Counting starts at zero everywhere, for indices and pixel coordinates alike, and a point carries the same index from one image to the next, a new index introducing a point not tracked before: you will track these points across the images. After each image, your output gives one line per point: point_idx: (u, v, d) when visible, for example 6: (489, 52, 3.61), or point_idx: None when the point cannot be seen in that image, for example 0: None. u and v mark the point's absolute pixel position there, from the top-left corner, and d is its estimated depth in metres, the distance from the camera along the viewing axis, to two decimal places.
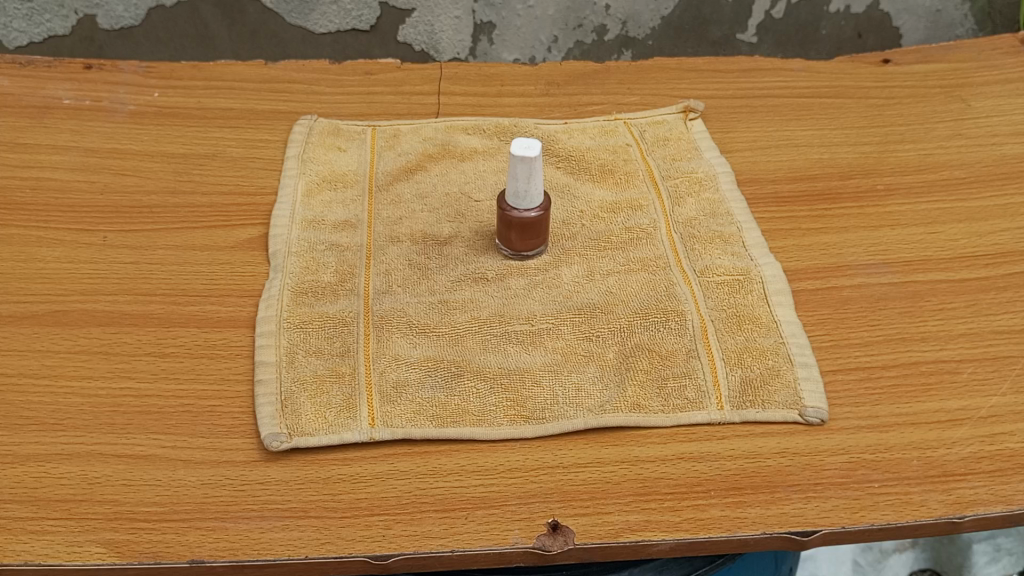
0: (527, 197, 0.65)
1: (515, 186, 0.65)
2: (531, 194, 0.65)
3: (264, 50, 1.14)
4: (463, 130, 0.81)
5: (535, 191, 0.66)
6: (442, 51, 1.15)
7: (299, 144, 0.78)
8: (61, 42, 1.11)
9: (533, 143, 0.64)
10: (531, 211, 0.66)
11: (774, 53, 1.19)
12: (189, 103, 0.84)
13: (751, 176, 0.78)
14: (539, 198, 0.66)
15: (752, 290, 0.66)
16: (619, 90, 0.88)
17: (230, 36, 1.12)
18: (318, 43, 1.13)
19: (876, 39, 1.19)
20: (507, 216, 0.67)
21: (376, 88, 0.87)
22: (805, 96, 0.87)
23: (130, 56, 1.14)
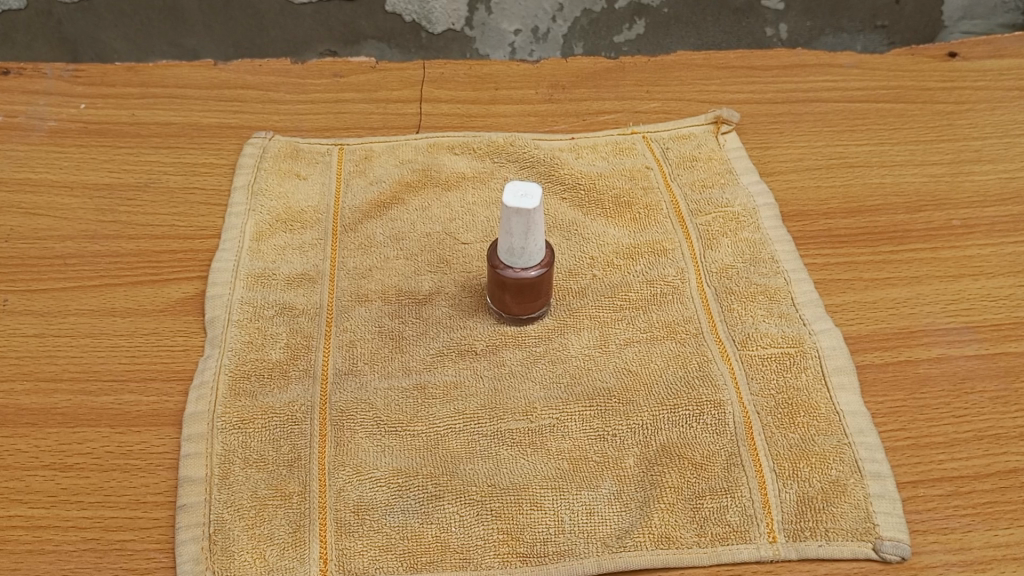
0: (526, 254, 0.52)
1: (510, 241, 0.51)
2: (531, 250, 0.52)
3: (240, 23, 0.91)
4: (448, 148, 0.67)
5: (538, 248, 0.52)
6: (436, 22, 0.91)
7: (249, 170, 0.64)
8: (15, 17, 0.89)
9: (535, 188, 0.50)
10: (532, 270, 0.53)
11: (800, 23, 0.95)
12: (120, 117, 0.70)
13: (799, 206, 0.64)
14: (541, 253, 0.52)
15: (807, 369, 0.53)
16: (637, 94, 0.73)
17: (200, 6, 0.89)
18: (298, 13, 0.90)
19: (917, 4, 0.94)
20: (500, 274, 0.53)
21: (345, 94, 0.72)
22: (859, 101, 0.73)
23: (95, 34, 0.92)
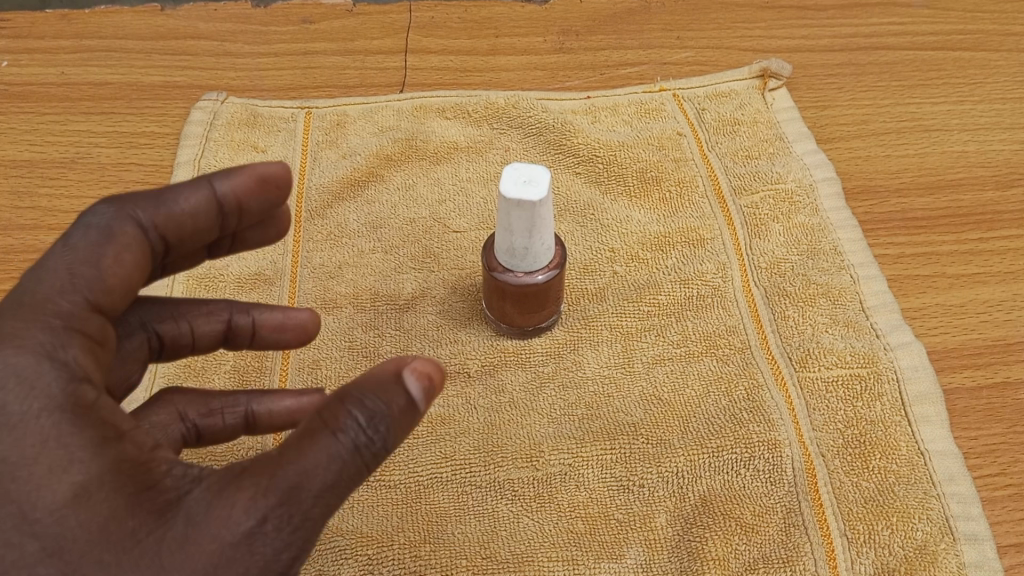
0: (529, 255, 0.40)
1: (509, 239, 0.40)
2: (535, 251, 0.40)
3: None
4: (437, 110, 0.55)
5: (545, 247, 0.41)
6: None
7: (196, 142, 0.53)
8: None
9: (543, 172, 0.39)
10: (538, 275, 0.42)
11: None
12: (47, 77, 0.59)
13: (865, 181, 0.52)
14: (548, 253, 0.41)
15: (882, 397, 0.43)
16: (664, 41, 0.61)
17: None
18: None
19: None
20: (495, 278, 0.42)
21: (316, 45, 0.61)
22: (933, 47, 0.60)
23: None
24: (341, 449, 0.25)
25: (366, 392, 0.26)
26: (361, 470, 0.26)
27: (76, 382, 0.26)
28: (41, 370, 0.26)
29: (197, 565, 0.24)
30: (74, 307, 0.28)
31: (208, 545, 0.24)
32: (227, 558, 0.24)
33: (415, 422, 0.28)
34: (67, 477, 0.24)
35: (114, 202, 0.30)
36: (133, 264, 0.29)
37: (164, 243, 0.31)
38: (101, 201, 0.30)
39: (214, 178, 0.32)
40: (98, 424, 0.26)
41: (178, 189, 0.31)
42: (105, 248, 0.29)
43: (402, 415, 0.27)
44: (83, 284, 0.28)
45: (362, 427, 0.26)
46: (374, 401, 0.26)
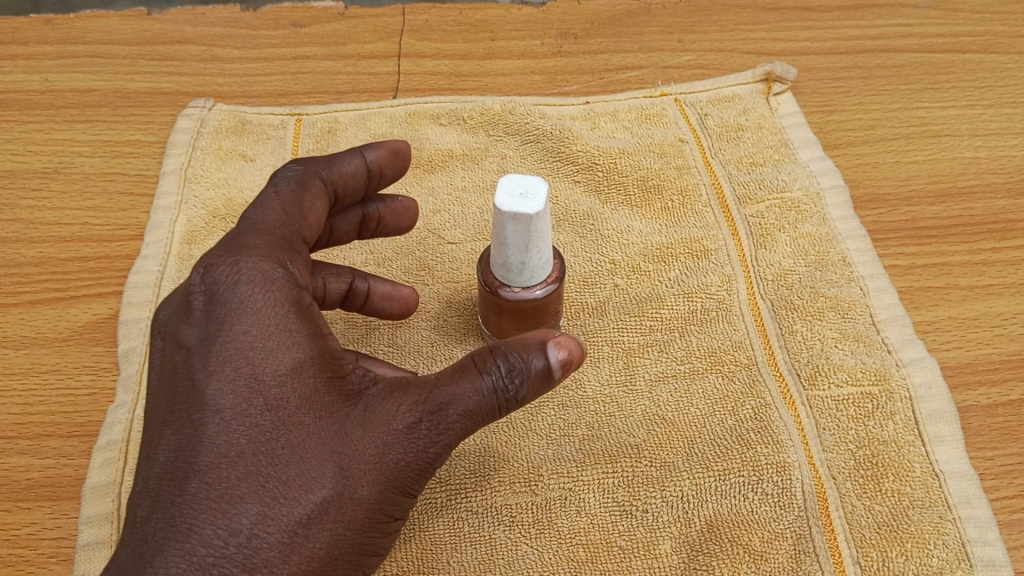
0: (525, 269, 0.39)
1: (504, 254, 0.38)
2: (532, 265, 0.39)
3: None
4: (432, 117, 0.54)
5: (542, 261, 0.39)
6: None
7: (182, 151, 0.52)
8: None
9: (540, 184, 0.37)
10: (536, 290, 0.40)
11: None
12: (29, 84, 0.57)
13: (873, 188, 0.51)
14: (546, 267, 0.39)
15: (894, 417, 0.41)
16: (665, 44, 0.60)
17: None
18: None
19: None
20: (492, 293, 0.40)
21: (307, 49, 0.59)
22: (941, 49, 0.59)
23: None
24: (492, 386, 0.32)
25: (517, 348, 0.33)
26: (501, 407, 0.32)
27: (297, 288, 0.33)
28: (278, 274, 0.33)
29: (371, 445, 0.31)
30: (289, 235, 0.35)
31: (379, 430, 0.31)
32: (391, 443, 0.31)
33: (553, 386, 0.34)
34: (290, 353, 0.31)
35: (304, 162, 0.38)
36: (318, 210, 0.37)
37: (337, 196, 0.39)
38: (299, 163, 0.38)
39: (366, 150, 0.40)
40: (312, 322, 0.32)
41: (342, 158, 0.39)
42: (301, 193, 0.37)
43: (544, 377, 0.33)
44: (294, 215, 0.36)
45: (510, 376, 0.32)
46: (524, 355, 0.32)
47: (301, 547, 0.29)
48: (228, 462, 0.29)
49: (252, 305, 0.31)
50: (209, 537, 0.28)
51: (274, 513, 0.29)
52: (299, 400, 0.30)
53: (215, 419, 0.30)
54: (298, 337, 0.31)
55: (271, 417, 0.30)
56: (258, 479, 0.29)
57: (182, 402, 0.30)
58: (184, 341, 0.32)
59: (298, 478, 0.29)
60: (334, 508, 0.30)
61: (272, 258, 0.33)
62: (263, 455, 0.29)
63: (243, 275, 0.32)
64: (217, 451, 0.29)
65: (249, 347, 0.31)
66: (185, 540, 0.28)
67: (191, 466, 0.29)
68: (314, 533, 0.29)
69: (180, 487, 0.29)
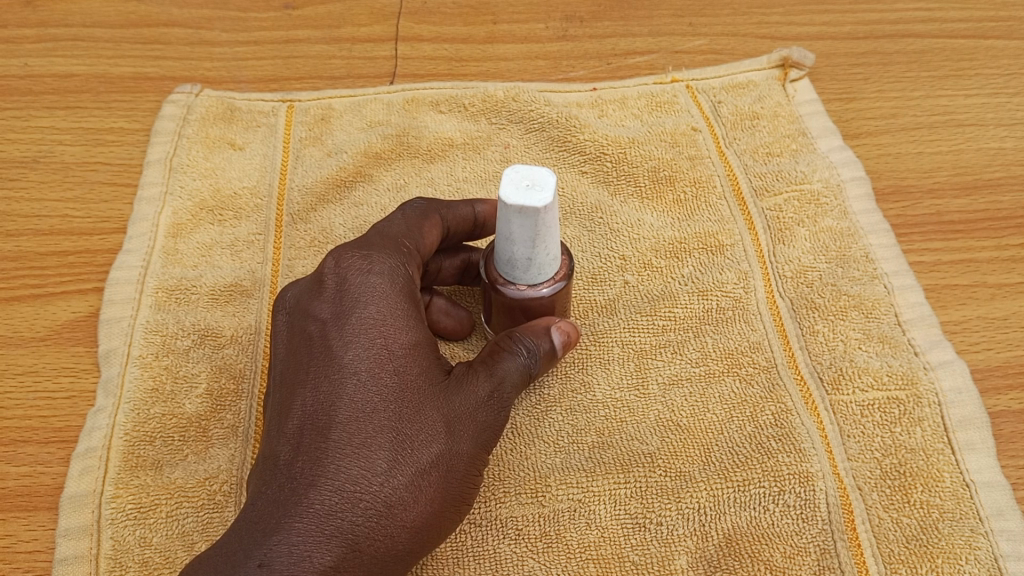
0: (531, 266, 0.36)
1: (508, 249, 0.36)
2: (539, 261, 0.36)
3: None
4: (431, 104, 0.51)
5: (548, 259, 0.36)
6: None
7: (168, 139, 0.49)
8: None
9: (547, 175, 0.35)
10: (542, 289, 0.37)
11: None
12: (7, 68, 0.54)
13: (895, 180, 0.48)
14: (552, 264, 0.37)
15: (922, 423, 0.38)
16: (675, 28, 0.57)
17: None
18: None
19: None
20: (496, 292, 0.38)
21: (300, 32, 0.56)
22: (963, 35, 0.56)
23: None
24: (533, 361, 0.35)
25: (535, 328, 0.36)
26: (529, 380, 0.35)
27: (411, 285, 0.35)
28: (399, 273, 0.35)
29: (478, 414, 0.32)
30: (411, 250, 0.36)
31: (472, 395, 0.33)
32: (482, 405, 0.33)
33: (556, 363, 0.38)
34: (411, 331, 0.33)
35: (428, 199, 0.39)
36: (434, 240, 0.38)
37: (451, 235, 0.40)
38: (420, 197, 0.40)
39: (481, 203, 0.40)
40: (419, 309, 0.34)
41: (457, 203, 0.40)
42: (420, 217, 0.38)
43: (553, 357, 0.36)
44: (414, 234, 0.37)
45: (539, 350, 0.35)
46: (542, 334, 0.36)
47: (427, 492, 0.30)
48: (365, 412, 0.30)
49: (376, 288, 0.33)
50: (353, 475, 0.29)
51: (405, 458, 0.30)
52: (418, 365, 0.32)
53: (352, 378, 0.31)
54: (411, 315, 0.33)
55: (396, 375, 0.31)
56: (392, 433, 0.30)
57: (317, 362, 0.31)
58: (315, 314, 0.33)
59: (421, 429, 0.30)
60: (447, 459, 0.31)
61: (394, 258, 0.35)
62: (395, 411, 0.30)
63: (373, 265, 0.34)
64: (355, 403, 0.30)
65: (376, 319, 0.32)
66: (331, 476, 0.29)
67: (331, 416, 0.30)
68: (436, 480, 0.30)
69: (324, 434, 0.30)
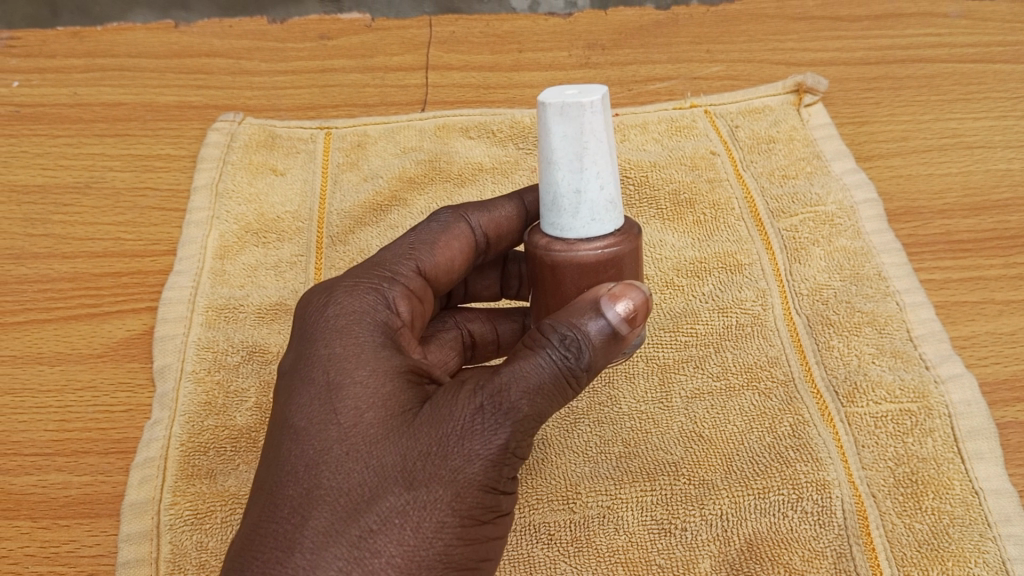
0: (580, 203, 0.32)
1: (554, 177, 0.32)
2: (588, 197, 0.32)
3: None
4: (461, 130, 0.53)
5: (601, 198, 0.32)
6: None
7: (213, 165, 0.52)
8: None
9: (603, 90, 0.32)
10: (597, 250, 0.33)
11: None
12: (59, 98, 0.57)
13: (907, 202, 0.50)
14: (608, 212, 0.33)
15: (933, 433, 0.40)
16: (694, 55, 0.59)
17: None
18: None
19: None
20: (540, 262, 0.34)
21: (334, 61, 0.59)
22: (972, 60, 0.58)
23: None
24: (558, 354, 0.29)
25: (572, 310, 0.31)
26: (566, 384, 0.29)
27: (386, 314, 0.33)
28: (376, 305, 0.33)
29: (445, 447, 0.28)
30: (409, 276, 0.35)
31: (449, 420, 0.28)
32: (461, 431, 0.28)
33: (623, 349, 0.31)
34: (368, 368, 0.30)
35: (456, 208, 0.39)
36: (453, 258, 0.37)
37: (488, 241, 0.39)
38: (448, 208, 0.39)
39: (520, 198, 0.39)
40: (391, 340, 0.32)
41: (495, 202, 0.39)
42: (432, 236, 0.37)
43: (604, 340, 0.30)
44: (423, 253, 0.36)
45: (567, 339, 0.30)
46: (577, 317, 0.30)
47: (369, 560, 0.27)
48: (298, 479, 0.28)
49: (336, 330, 0.32)
50: (274, 557, 0.27)
51: (338, 525, 0.27)
52: (367, 409, 0.29)
53: (291, 441, 0.29)
54: (368, 353, 0.31)
55: (337, 429, 0.29)
56: (327, 498, 0.28)
57: (274, 431, 0.30)
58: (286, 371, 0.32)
59: (362, 484, 0.28)
60: (397, 513, 0.27)
61: (372, 284, 0.34)
62: (334, 470, 0.28)
63: (340, 304, 0.33)
64: (291, 469, 0.28)
65: (322, 368, 0.30)
66: (248, 569, 0.27)
67: (271, 490, 0.28)
68: (380, 542, 0.27)
69: (260, 513, 0.28)
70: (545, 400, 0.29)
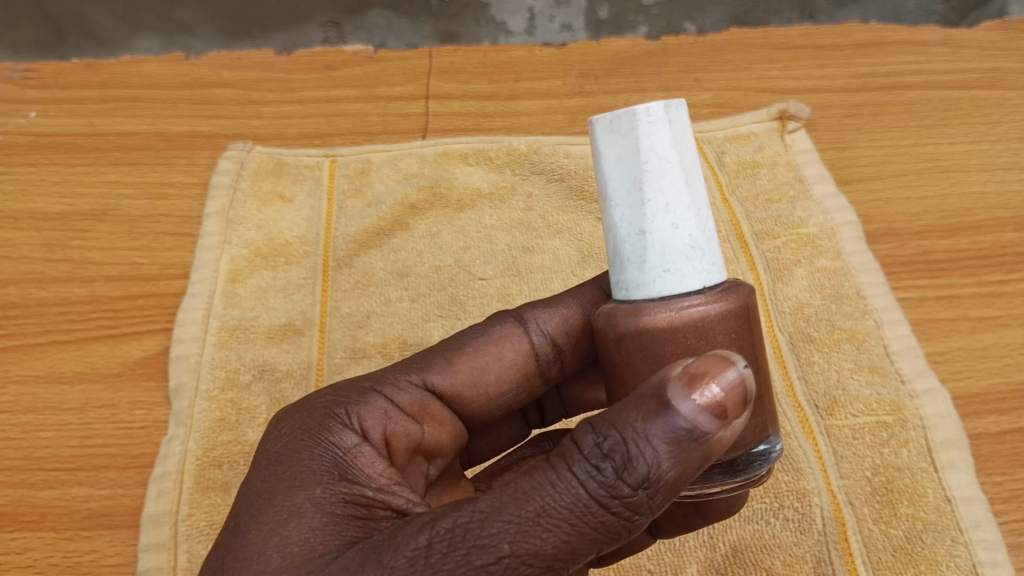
0: (647, 246, 0.27)
1: (612, 217, 0.28)
2: (656, 238, 0.27)
3: None
4: (460, 156, 0.56)
5: (671, 238, 0.27)
6: None
7: (224, 192, 0.54)
8: None
9: (675, 110, 0.27)
10: (681, 306, 0.26)
11: None
12: (75, 128, 0.59)
13: (885, 224, 0.53)
14: (686, 257, 0.27)
15: (908, 444, 0.43)
16: (683, 83, 0.62)
17: None
18: None
19: None
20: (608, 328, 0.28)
21: (338, 91, 0.62)
22: (949, 86, 0.61)
23: None
24: (588, 467, 0.23)
25: (632, 399, 0.24)
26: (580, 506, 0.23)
27: (346, 437, 0.30)
28: (335, 426, 0.30)
29: None
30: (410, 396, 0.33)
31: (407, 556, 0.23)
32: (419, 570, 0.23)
33: (704, 459, 0.23)
34: (293, 502, 0.26)
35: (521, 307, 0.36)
36: (485, 369, 0.35)
37: (554, 345, 0.35)
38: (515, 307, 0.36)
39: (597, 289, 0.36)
40: (348, 464, 0.29)
41: (563, 297, 0.36)
42: (464, 344, 0.35)
43: (670, 446, 0.23)
44: (445, 366, 0.34)
45: (606, 444, 0.23)
46: (633, 412, 0.23)
47: None
48: None
49: (276, 457, 0.28)
50: None
51: None
52: (278, 549, 0.25)
53: None
54: (289, 486, 0.27)
55: None
56: None
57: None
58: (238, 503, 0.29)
59: None
60: None
61: (349, 399, 0.31)
62: None
63: (293, 426, 0.30)
64: None
65: (252, 498, 0.27)
66: None
67: None
68: None
69: None
70: (545, 537, 0.22)
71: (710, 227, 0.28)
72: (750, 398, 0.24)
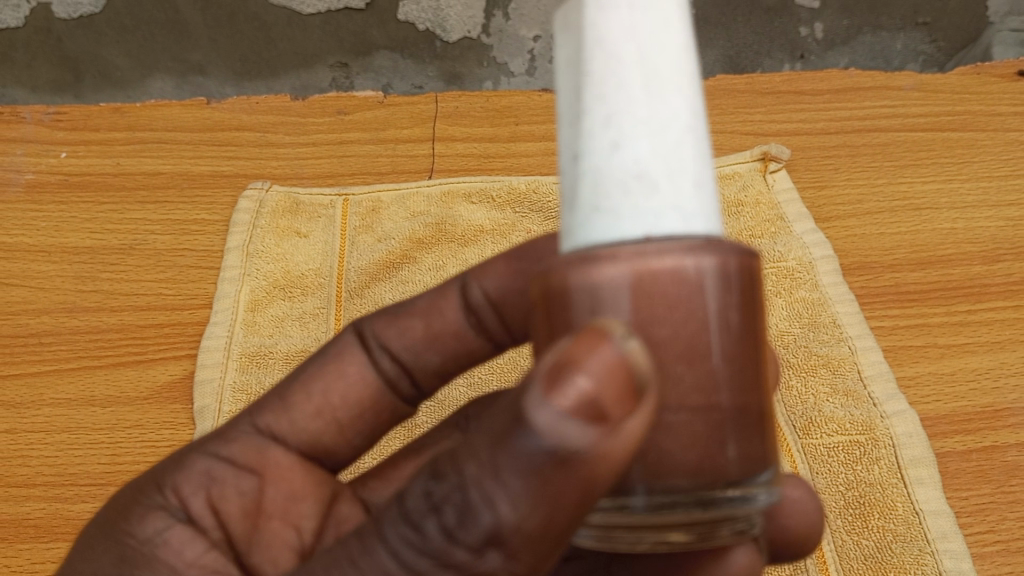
0: (585, 173, 0.24)
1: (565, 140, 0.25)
2: (595, 165, 0.23)
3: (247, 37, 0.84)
4: (464, 195, 0.60)
5: (610, 164, 0.23)
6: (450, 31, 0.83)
7: (244, 228, 0.58)
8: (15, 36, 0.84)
9: None
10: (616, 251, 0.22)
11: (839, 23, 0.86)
12: (104, 168, 0.63)
13: (860, 258, 0.57)
14: (627, 186, 0.23)
15: (879, 461, 0.46)
16: None
17: (205, 22, 0.83)
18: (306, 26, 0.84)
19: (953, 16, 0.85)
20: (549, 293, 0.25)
21: (350, 134, 0.66)
22: (923, 129, 0.65)
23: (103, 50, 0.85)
24: (415, 522, 0.22)
25: (474, 439, 0.21)
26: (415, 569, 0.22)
27: (145, 526, 0.32)
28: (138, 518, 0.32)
29: None
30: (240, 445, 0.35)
31: None
32: None
33: (577, 484, 0.20)
34: None
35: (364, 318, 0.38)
36: (326, 395, 0.36)
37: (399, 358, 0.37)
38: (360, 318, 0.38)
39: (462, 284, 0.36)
40: (144, 555, 0.31)
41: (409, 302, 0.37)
42: (294, 376, 0.37)
43: (510, 505, 0.20)
44: (275, 403, 0.36)
45: (438, 493, 0.21)
46: (476, 454, 0.21)
47: None
48: None
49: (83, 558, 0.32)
50: None
51: None
52: None
53: None
54: None
55: None
56: None
57: None
58: None
59: None
60: None
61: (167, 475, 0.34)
62: None
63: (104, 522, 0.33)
64: None
65: None
66: None
67: None
68: None
69: None
70: None
71: (673, 148, 0.23)
72: (631, 389, 0.20)
